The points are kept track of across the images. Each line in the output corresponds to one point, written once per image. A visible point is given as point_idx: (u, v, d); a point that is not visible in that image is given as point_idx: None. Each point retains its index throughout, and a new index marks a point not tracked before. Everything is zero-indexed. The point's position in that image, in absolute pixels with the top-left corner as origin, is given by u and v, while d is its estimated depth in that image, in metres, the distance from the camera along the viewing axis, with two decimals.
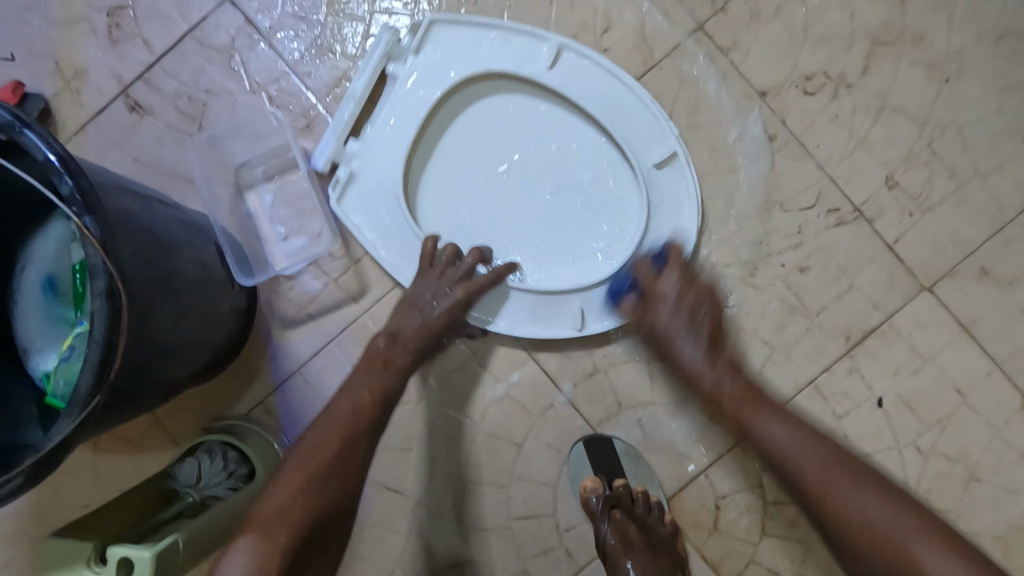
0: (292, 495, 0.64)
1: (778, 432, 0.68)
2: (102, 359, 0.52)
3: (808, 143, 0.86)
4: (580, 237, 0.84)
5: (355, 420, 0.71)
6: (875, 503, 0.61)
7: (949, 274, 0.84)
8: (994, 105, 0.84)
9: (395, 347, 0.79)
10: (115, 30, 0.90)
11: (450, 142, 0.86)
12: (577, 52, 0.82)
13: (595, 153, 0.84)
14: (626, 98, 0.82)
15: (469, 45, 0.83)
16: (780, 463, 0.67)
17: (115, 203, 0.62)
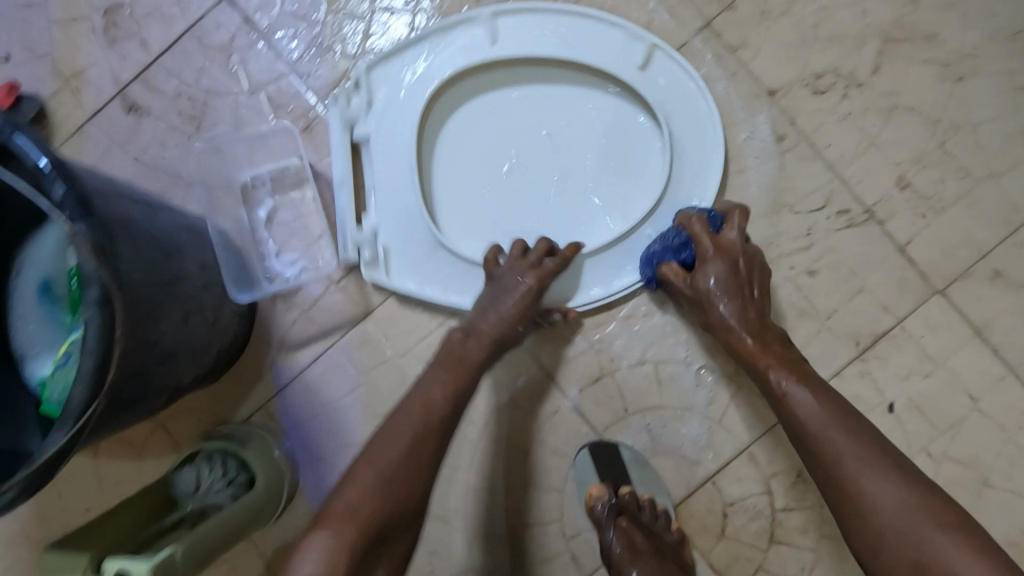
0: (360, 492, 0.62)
1: (812, 407, 0.65)
2: (97, 369, 0.50)
3: (818, 143, 0.84)
4: (608, 193, 0.83)
5: (427, 419, 0.68)
6: (895, 487, 0.59)
7: (962, 276, 0.83)
8: (1008, 104, 0.83)
9: (470, 340, 0.74)
10: (112, 30, 0.88)
11: (447, 163, 0.84)
12: (511, 11, 0.82)
13: (581, 93, 0.84)
14: (579, 25, 0.82)
15: (418, 70, 0.82)
16: (810, 435, 0.64)
17: (115, 207, 0.60)
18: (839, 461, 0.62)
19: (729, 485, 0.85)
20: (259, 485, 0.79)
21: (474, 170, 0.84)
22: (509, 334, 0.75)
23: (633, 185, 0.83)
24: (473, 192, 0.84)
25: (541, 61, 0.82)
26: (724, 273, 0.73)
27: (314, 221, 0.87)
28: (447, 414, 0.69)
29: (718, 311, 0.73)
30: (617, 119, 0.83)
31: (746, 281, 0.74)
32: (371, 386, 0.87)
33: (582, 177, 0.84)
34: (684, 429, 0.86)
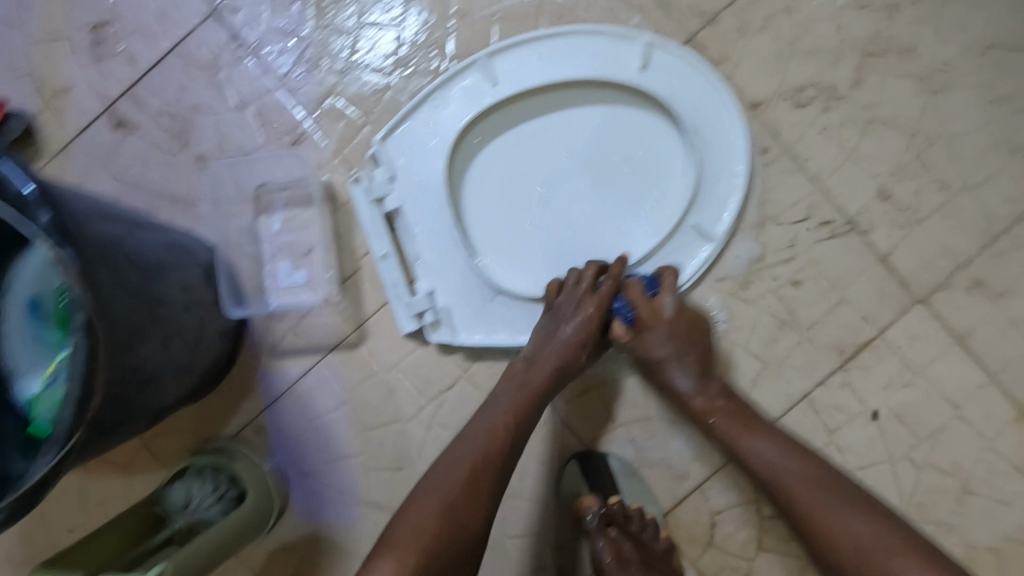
0: (426, 518, 0.65)
1: (769, 452, 0.72)
2: (81, 395, 0.51)
3: (798, 157, 0.86)
4: (640, 199, 0.83)
5: (489, 450, 0.70)
6: (853, 514, 0.65)
7: (940, 286, 0.84)
8: (982, 117, 0.84)
9: (532, 369, 0.76)
10: (98, 47, 0.89)
11: (481, 207, 0.85)
12: (500, 46, 0.82)
13: (589, 108, 0.84)
14: (566, 47, 0.82)
15: (430, 132, 0.83)
16: (770, 478, 0.71)
17: (98, 229, 0.60)
18: (793, 495, 0.68)
19: (716, 494, 0.86)
20: (249, 501, 0.79)
21: (509, 207, 0.85)
22: (572, 360, 0.77)
23: (663, 182, 0.83)
24: (515, 226, 0.85)
25: (545, 88, 0.82)
26: (666, 341, 0.78)
27: (306, 234, 0.88)
28: (509, 443, 0.71)
29: (675, 380, 0.78)
30: (632, 124, 0.83)
31: (686, 340, 0.78)
32: (359, 400, 0.87)
33: (614, 188, 0.84)
34: (671, 440, 0.87)
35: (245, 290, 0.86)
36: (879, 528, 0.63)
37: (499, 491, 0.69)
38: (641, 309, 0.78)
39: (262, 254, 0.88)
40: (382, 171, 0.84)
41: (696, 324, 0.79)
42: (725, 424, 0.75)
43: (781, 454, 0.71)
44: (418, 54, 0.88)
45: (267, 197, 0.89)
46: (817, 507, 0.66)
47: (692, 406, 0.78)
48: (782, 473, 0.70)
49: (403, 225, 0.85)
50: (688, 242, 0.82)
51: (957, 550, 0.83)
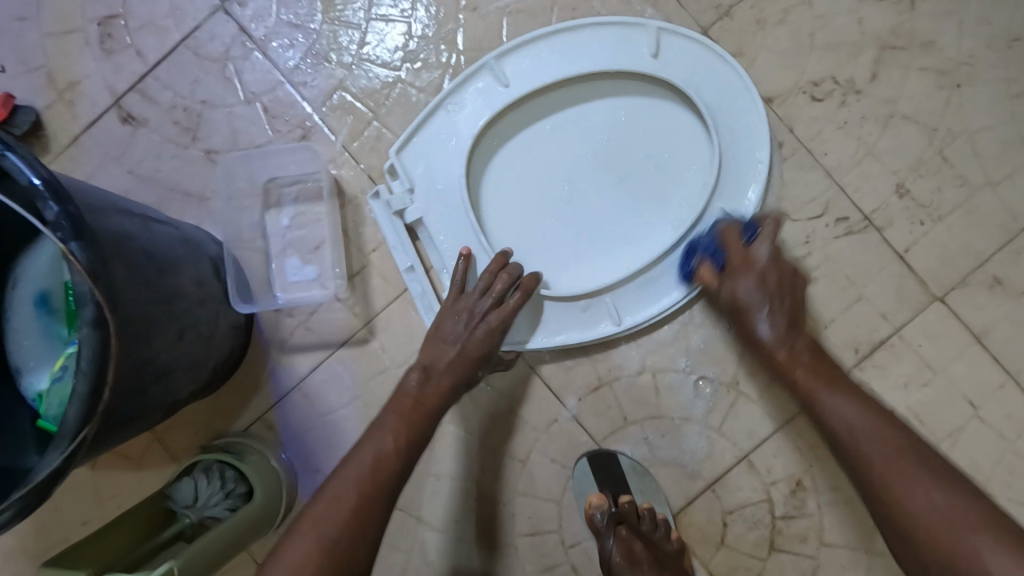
0: (312, 541, 0.63)
1: (849, 415, 0.66)
2: (91, 390, 0.50)
3: (815, 152, 0.84)
4: (663, 188, 0.82)
5: (376, 472, 0.68)
6: (936, 491, 0.59)
7: (961, 284, 0.82)
8: (1006, 112, 0.82)
9: (426, 386, 0.74)
10: (107, 40, 0.88)
11: (504, 211, 0.84)
12: (508, 46, 0.80)
13: (602, 102, 0.83)
14: (574, 42, 0.80)
15: (446, 139, 0.81)
16: (844, 441, 0.65)
17: (110, 224, 0.60)
18: (870, 463, 0.62)
19: (729, 494, 0.85)
20: (257, 499, 0.78)
21: (531, 207, 0.84)
22: (466, 378, 0.76)
23: (686, 170, 0.81)
24: (538, 226, 0.84)
25: (557, 84, 0.81)
26: (755, 287, 0.74)
27: (315, 229, 0.87)
28: (399, 465, 0.69)
29: (756, 330, 0.74)
30: (649, 114, 0.82)
31: (778, 288, 0.74)
32: (368, 396, 0.87)
33: (635, 181, 0.83)
34: (683, 439, 0.85)
35: (254, 286, 0.86)
36: (964, 505, 0.57)
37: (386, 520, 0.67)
38: (734, 252, 0.75)
39: (271, 249, 0.87)
40: (401, 182, 0.82)
41: (788, 278, 0.75)
42: (808, 379, 0.70)
43: (860, 416, 0.65)
44: (429, 47, 0.86)
45: (276, 191, 0.88)
46: (895, 473, 0.61)
47: (775, 357, 0.72)
48: (862, 434, 0.64)
49: (428, 236, 0.83)
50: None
51: None
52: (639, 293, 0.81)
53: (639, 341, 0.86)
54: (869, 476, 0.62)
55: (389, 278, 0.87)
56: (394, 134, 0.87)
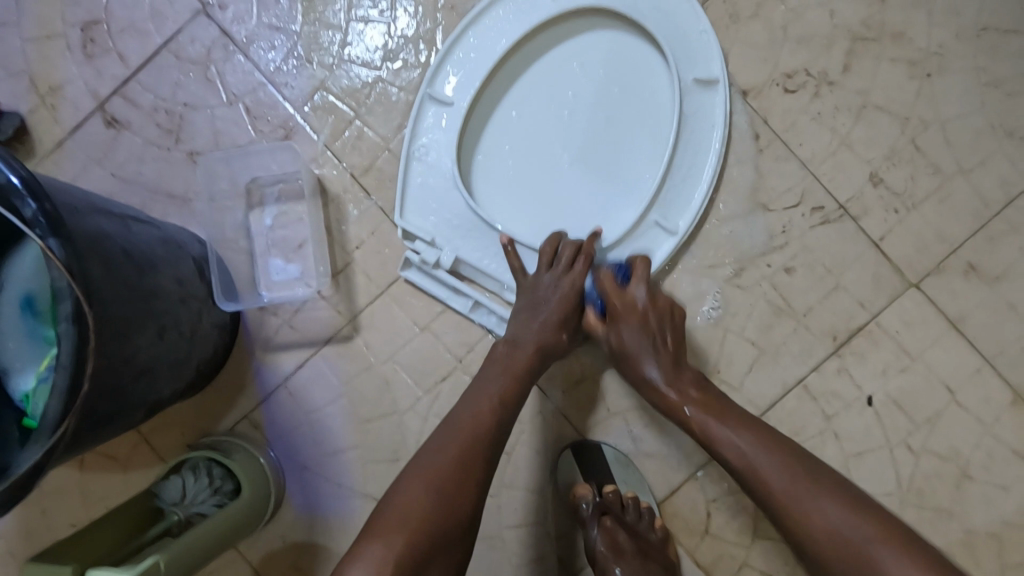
0: (424, 499, 0.63)
1: (740, 439, 0.67)
2: (70, 384, 0.50)
3: (791, 143, 0.85)
4: (638, 106, 0.82)
5: (486, 436, 0.69)
6: (839, 511, 0.59)
7: (937, 271, 0.84)
8: (976, 101, 0.84)
9: (515, 352, 0.76)
10: (90, 45, 0.89)
11: (516, 204, 0.83)
12: (433, 70, 0.83)
13: (545, 66, 0.84)
14: (484, 37, 0.82)
15: (435, 181, 0.83)
16: (745, 470, 0.65)
17: (89, 223, 0.61)
18: (775, 493, 0.63)
19: (712, 483, 0.86)
20: (245, 496, 0.80)
21: (536, 188, 0.83)
22: (553, 341, 0.77)
23: (646, 81, 0.82)
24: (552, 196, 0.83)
25: (494, 73, 0.82)
26: (638, 331, 0.75)
27: (298, 228, 0.88)
28: (498, 431, 0.70)
29: (624, 336, 0.76)
30: (588, 47, 0.83)
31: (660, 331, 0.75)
32: (353, 393, 0.87)
33: (614, 115, 0.82)
34: (666, 429, 0.86)
35: (239, 286, 0.86)
36: (863, 519, 0.59)
37: (489, 475, 0.68)
38: (611, 297, 0.77)
39: (255, 249, 0.88)
40: (422, 239, 0.83)
41: (673, 311, 0.77)
42: (701, 415, 0.70)
43: (753, 443, 0.66)
44: (408, 47, 0.88)
45: (260, 191, 0.88)
46: (804, 504, 0.61)
47: (666, 398, 0.73)
48: (762, 461, 0.65)
49: (470, 270, 0.84)
50: (702, 97, 0.80)
51: (957, 536, 0.82)
52: (677, 192, 0.80)
53: None
54: (773, 494, 0.63)
55: (372, 276, 0.88)
56: (375, 132, 0.88)
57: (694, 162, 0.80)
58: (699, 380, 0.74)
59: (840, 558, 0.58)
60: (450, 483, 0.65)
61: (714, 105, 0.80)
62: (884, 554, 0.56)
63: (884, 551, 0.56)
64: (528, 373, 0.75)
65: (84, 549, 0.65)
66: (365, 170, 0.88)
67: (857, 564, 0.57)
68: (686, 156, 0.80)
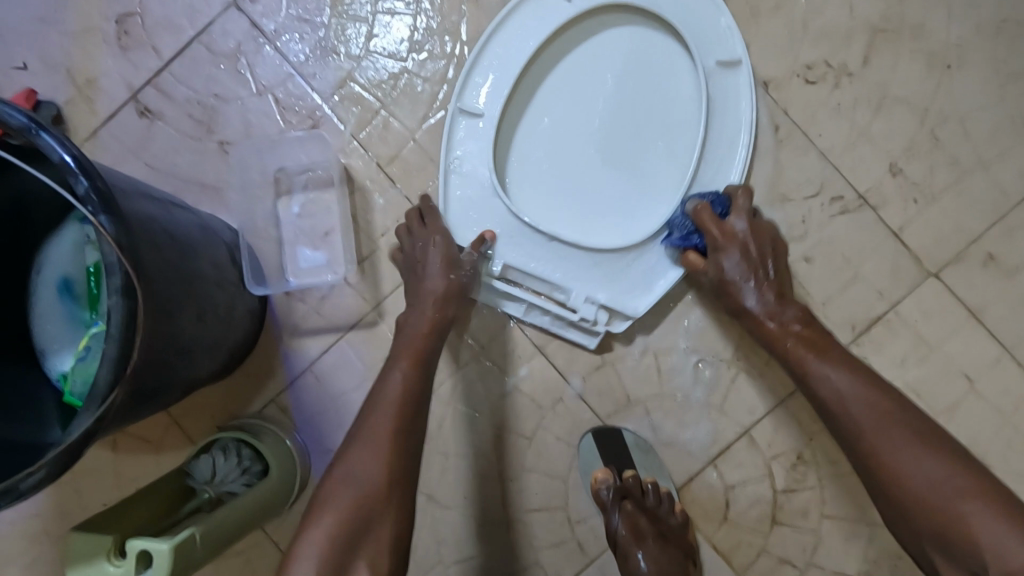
0: (344, 483, 0.64)
1: (841, 382, 0.68)
2: (120, 355, 0.52)
3: (810, 134, 0.86)
4: (664, 97, 0.83)
5: (396, 412, 0.69)
6: (931, 464, 0.61)
7: (955, 261, 0.84)
8: (995, 94, 0.84)
9: (407, 332, 0.76)
10: (124, 38, 0.92)
11: (556, 205, 0.84)
12: (461, 82, 0.82)
13: (567, 68, 0.85)
14: (505, 45, 0.82)
15: (474, 191, 0.83)
16: (835, 406, 0.68)
17: (135, 205, 0.63)
18: (862, 429, 0.65)
19: (730, 469, 0.87)
20: (273, 476, 0.82)
21: (573, 187, 0.84)
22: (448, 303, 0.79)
23: (668, 71, 0.83)
24: (589, 193, 0.84)
25: (519, 80, 0.83)
26: (738, 261, 0.78)
27: (325, 217, 0.89)
28: (414, 402, 0.71)
29: (744, 300, 0.78)
30: (607, 43, 0.84)
31: (759, 260, 0.79)
32: (377, 377, 0.89)
33: (641, 108, 0.84)
34: (686, 416, 0.87)
35: (268, 272, 0.88)
36: (955, 472, 0.60)
37: (402, 444, 0.68)
38: (714, 232, 0.79)
39: (283, 237, 0.90)
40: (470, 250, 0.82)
41: (770, 243, 0.80)
42: (801, 350, 0.73)
43: (854, 386, 0.68)
44: (434, 39, 0.89)
45: (288, 180, 0.90)
46: (899, 456, 0.63)
47: (765, 329, 0.76)
48: (854, 404, 0.67)
49: (519, 275, 0.83)
50: (726, 79, 0.81)
51: None
52: (714, 175, 0.82)
53: (641, 321, 0.88)
54: (864, 437, 0.65)
55: (397, 264, 0.89)
56: (401, 122, 0.90)
57: (726, 143, 0.82)
58: (804, 314, 0.76)
59: (923, 513, 0.60)
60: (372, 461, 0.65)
61: (739, 85, 0.81)
62: (968, 509, 0.58)
63: (970, 506, 0.58)
64: (433, 336, 0.76)
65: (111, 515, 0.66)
66: (391, 159, 0.90)
67: (940, 519, 0.59)
68: (716, 140, 0.82)
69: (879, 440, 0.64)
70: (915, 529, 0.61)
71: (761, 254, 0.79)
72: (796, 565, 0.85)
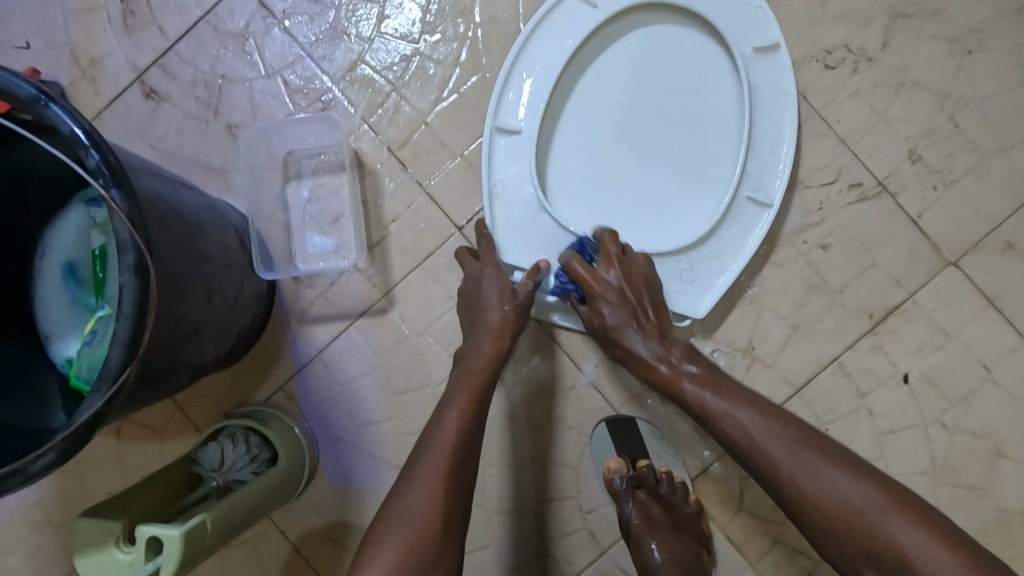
0: (404, 514, 0.62)
1: (745, 420, 0.65)
2: (132, 334, 0.50)
3: (828, 119, 0.85)
4: (702, 95, 0.82)
5: (452, 448, 0.66)
6: (852, 486, 0.59)
7: (973, 248, 0.83)
8: (1016, 78, 0.83)
9: (468, 366, 0.74)
10: (130, 18, 0.90)
11: (601, 212, 0.83)
12: (495, 104, 0.81)
13: (598, 74, 0.83)
14: (534, 58, 0.81)
15: (521, 210, 0.81)
16: (750, 446, 0.64)
17: (144, 183, 0.61)
18: (777, 465, 0.63)
19: None
20: (282, 463, 0.80)
21: (616, 192, 0.83)
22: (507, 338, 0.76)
23: (703, 65, 0.81)
24: (634, 196, 0.83)
25: (553, 92, 0.82)
26: (617, 307, 0.75)
27: (334, 201, 0.88)
28: (470, 438, 0.68)
29: (633, 347, 0.75)
30: (637, 46, 0.82)
31: (640, 301, 0.75)
32: (387, 364, 0.88)
33: (678, 108, 0.82)
34: None
35: (276, 257, 0.87)
36: (873, 490, 0.59)
37: (461, 482, 0.65)
38: (583, 279, 0.76)
39: (292, 222, 0.88)
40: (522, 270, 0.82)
41: (649, 283, 0.76)
42: (695, 390, 0.69)
43: (761, 423, 0.65)
44: (446, 20, 0.88)
45: (296, 164, 0.88)
46: (820, 482, 0.60)
47: (657, 374, 0.73)
48: (806, 459, 0.62)
49: None
50: (763, 66, 0.79)
51: (991, 514, 0.83)
52: (764, 163, 0.79)
53: None
54: (779, 471, 0.62)
55: (408, 249, 0.88)
56: (412, 105, 0.88)
57: (771, 129, 0.79)
58: (687, 348, 0.73)
59: (855, 540, 0.58)
60: (427, 500, 0.62)
61: (781, 69, 0.79)
62: (892, 522, 0.57)
63: (893, 519, 0.57)
64: (493, 367, 0.74)
65: (119, 502, 0.64)
66: (402, 143, 0.88)
67: (868, 540, 0.57)
68: (761, 129, 0.79)
69: (856, 504, 0.58)
70: (847, 555, 0.59)
71: (645, 299, 0.75)
72: (811, 555, 0.84)
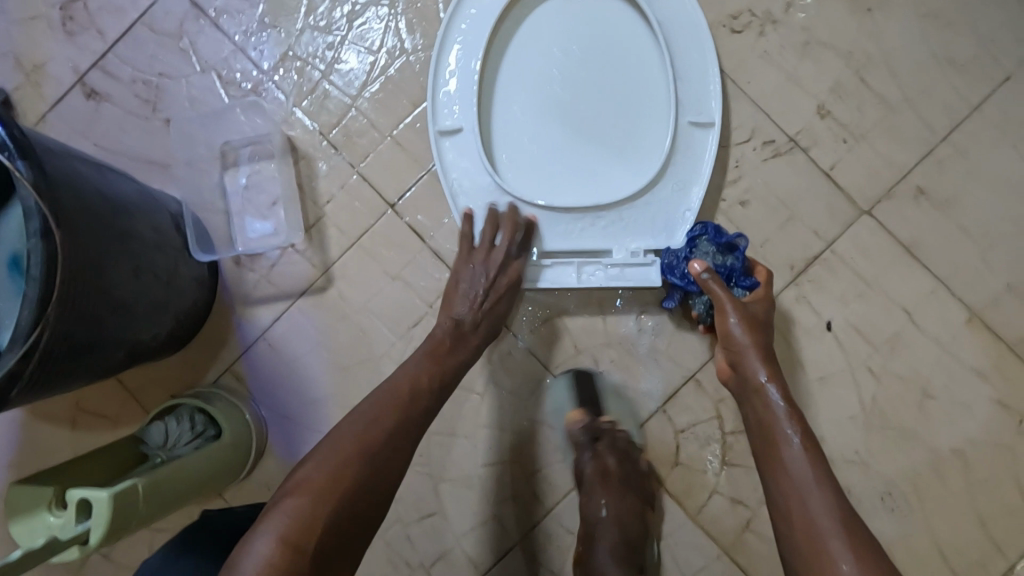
0: (351, 459, 0.64)
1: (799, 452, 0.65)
2: (41, 295, 0.56)
3: (739, 81, 0.88)
4: (621, 52, 0.84)
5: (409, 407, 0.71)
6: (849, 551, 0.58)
7: (886, 197, 0.86)
8: (917, 31, 0.86)
9: (459, 344, 0.79)
10: (70, 23, 0.94)
11: (560, 180, 0.84)
12: (431, 110, 0.84)
13: (520, 56, 0.85)
14: (449, 62, 0.84)
15: (486, 200, 0.84)
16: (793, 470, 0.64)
17: (65, 162, 0.65)
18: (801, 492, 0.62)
19: (680, 413, 0.88)
20: (225, 439, 0.83)
21: (567, 157, 0.84)
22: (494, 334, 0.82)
23: (611, 23, 0.84)
24: (585, 158, 0.84)
25: (481, 88, 0.84)
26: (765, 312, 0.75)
27: (270, 185, 0.91)
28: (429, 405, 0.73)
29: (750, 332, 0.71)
30: (547, 22, 0.85)
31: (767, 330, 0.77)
32: (330, 342, 0.91)
33: (603, 67, 0.84)
34: (634, 362, 0.89)
35: (214, 241, 0.90)
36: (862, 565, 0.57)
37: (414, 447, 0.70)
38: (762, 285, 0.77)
39: (231, 208, 0.92)
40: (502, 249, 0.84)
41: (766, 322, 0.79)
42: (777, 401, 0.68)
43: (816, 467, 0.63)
44: (369, 9, 0.92)
45: (233, 152, 0.92)
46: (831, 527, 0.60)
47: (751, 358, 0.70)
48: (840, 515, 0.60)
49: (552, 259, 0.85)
50: (665, 6, 0.83)
51: (921, 455, 0.85)
52: (694, 90, 0.82)
53: None
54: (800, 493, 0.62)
55: (344, 228, 0.91)
56: (341, 92, 0.92)
57: (693, 58, 0.83)
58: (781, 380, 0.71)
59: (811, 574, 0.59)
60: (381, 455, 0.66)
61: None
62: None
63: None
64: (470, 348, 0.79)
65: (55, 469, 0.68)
66: (333, 127, 0.92)
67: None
68: (683, 63, 0.83)
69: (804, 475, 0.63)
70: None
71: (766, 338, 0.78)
72: (748, 504, 0.87)
